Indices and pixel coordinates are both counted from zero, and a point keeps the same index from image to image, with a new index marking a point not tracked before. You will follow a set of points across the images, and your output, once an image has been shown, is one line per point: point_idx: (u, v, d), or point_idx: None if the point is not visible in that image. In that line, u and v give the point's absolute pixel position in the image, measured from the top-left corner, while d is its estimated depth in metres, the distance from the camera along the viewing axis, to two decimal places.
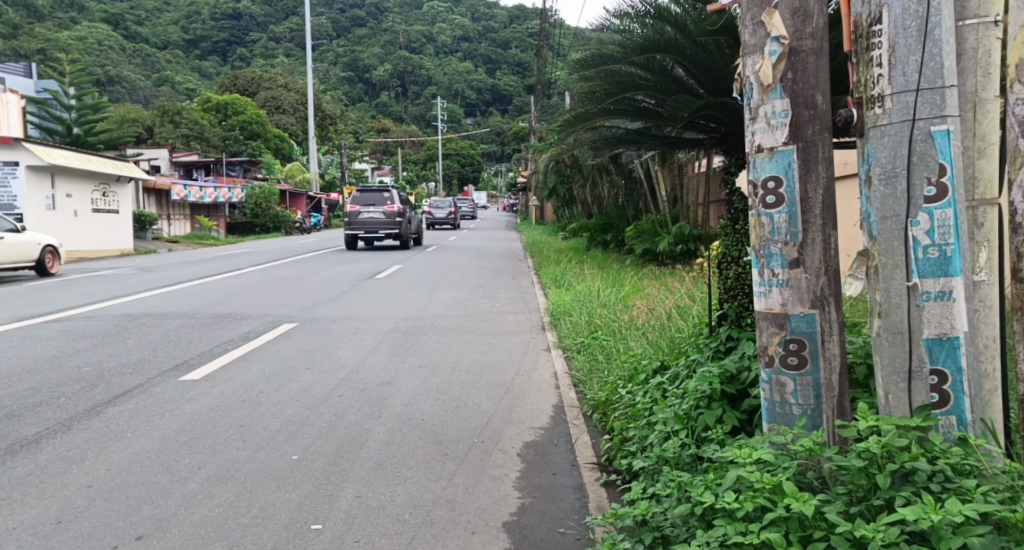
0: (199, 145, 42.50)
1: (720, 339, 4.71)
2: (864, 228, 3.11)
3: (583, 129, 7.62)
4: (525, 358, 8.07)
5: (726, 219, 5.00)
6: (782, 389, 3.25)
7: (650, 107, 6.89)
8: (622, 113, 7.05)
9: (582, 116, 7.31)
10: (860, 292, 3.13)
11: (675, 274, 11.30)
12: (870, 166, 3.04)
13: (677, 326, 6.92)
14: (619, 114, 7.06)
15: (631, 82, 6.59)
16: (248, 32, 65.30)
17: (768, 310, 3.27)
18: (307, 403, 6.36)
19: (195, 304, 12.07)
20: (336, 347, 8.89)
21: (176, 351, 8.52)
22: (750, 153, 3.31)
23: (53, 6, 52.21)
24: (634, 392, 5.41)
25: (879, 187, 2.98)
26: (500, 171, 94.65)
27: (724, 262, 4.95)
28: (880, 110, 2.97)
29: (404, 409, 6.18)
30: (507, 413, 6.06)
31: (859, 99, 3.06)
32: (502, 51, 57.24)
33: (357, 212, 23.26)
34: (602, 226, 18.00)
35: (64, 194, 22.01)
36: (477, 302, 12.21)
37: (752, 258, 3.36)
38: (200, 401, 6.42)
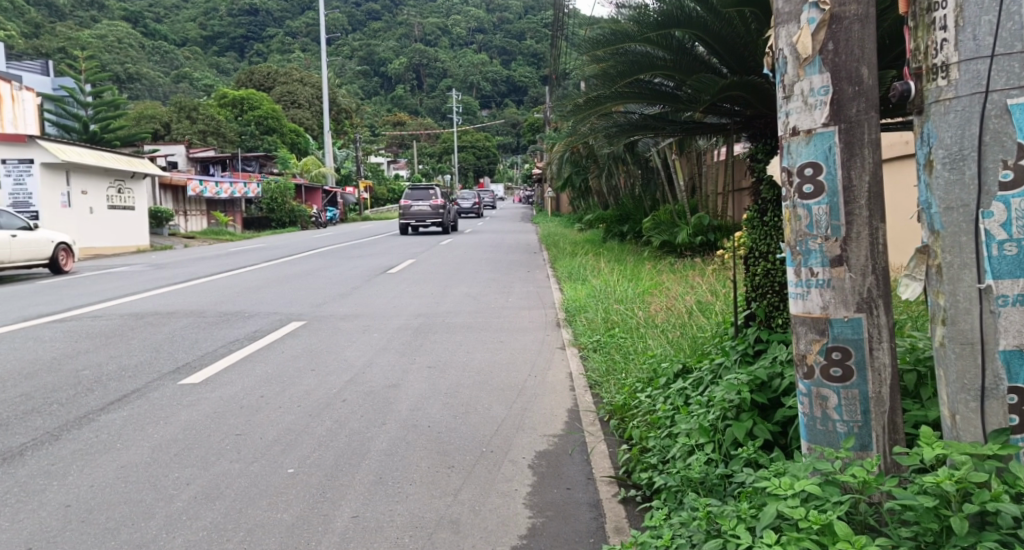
0: (216, 141, 42.30)
1: (748, 342, 4.32)
2: (923, 220, 2.75)
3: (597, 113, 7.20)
4: (539, 358, 7.71)
5: (753, 210, 4.60)
6: (824, 403, 2.87)
7: (670, 88, 6.46)
8: (640, 95, 6.62)
9: (596, 101, 6.91)
10: (918, 293, 2.77)
11: (695, 268, 10.89)
12: (932, 148, 2.67)
13: (699, 323, 6.53)
14: (637, 97, 6.64)
15: (649, 61, 6.13)
16: (265, 27, 65.05)
17: (806, 314, 2.89)
18: (309, 409, 6.04)
19: (204, 302, 11.77)
20: (344, 346, 8.57)
21: (179, 352, 8.21)
22: (785, 136, 2.91)
23: (72, 4, 52.21)
24: (654, 397, 5.04)
25: (943, 171, 2.63)
26: (516, 163, 94.11)
27: (752, 257, 4.56)
28: (944, 81, 2.61)
29: (409, 415, 5.85)
30: (519, 418, 5.72)
31: (919, 69, 2.70)
32: (518, 42, 56.86)
33: (408, 205, 26.52)
34: (619, 217, 17.60)
35: (80, 191, 21.84)
36: (490, 297, 11.86)
37: (786, 255, 2.97)
38: (198, 406, 6.10)
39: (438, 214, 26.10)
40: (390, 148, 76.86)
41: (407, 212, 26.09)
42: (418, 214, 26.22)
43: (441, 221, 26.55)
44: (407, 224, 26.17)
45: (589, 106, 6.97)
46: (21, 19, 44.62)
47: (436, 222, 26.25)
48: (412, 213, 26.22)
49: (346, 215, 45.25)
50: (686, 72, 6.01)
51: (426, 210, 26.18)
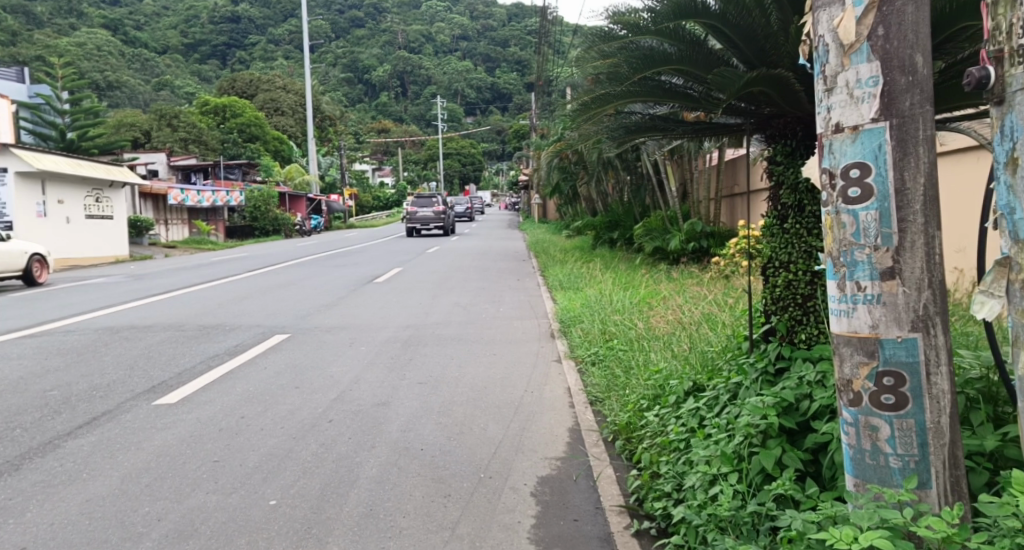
0: (197, 149, 41.73)
1: (769, 361, 4.00)
2: (1002, 229, 2.51)
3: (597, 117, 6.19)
4: (534, 372, 7.35)
5: (772, 217, 4.30)
6: (875, 434, 2.53)
7: (679, 88, 5.48)
8: (644, 95, 5.62)
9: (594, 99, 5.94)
10: (999, 312, 2.51)
11: (691, 276, 10.64)
12: (1013, 143, 2.42)
13: (706, 336, 6.23)
14: (641, 96, 5.63)
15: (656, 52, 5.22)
16: (247, 35, 64.47)
17: (852, 333, 2.56)
18: (293, 431, 5.67)
19: (184, 315, 11.35)
20: (330, 361, 8.20)
21: (155, 370, 7.80)
22: (825, 134, 2.59)
23: (50, 12, 51.52)
24: (664, 418, 4.74)
25: None
26: (501, 170, 93.71)
27: (772, 267, 4.26)
28: None
29: (400, 438, 5.50)
30: (517, 440, 5.38)
31: (998, 53, 2.46)
32: (501, 49, 56.38)
33: (414, 211, 30.01)
34: (608, 224, 17.30)
35: (55, 200, 21.33)
36: (480, 307, 11.52)
37: (827, 267, 2.65)
38: (172, 429, 5.72)
39: (440, 218, 29.55)
40: (375, 155, 76.43)
41: (413, 217, 29.56)
42: (423, 219, 29.73)
43: (443, 225, 30.01)
44: (412, 228, 29.56)
45: (590, 107, 6.01)
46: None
47: (438, 226, 29.69)
48: (418, 217, 29.71)
49: (330, 223, 44.75)
50: (704, 69, 5.13)
51: (429, 215, 29.65)
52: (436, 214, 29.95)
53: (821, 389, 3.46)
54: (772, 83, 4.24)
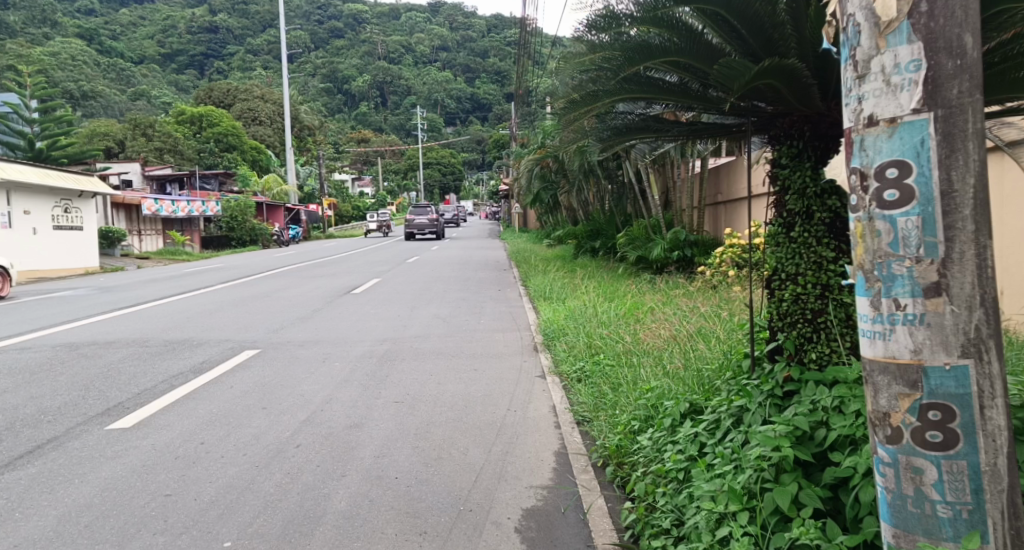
0: (173, 159, 41.01)
1: (775, 383, 3.65)
2: None
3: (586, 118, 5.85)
4: (517, 389, 6.97)
5: (777, 225, 3.99)
6: (918, 478, 2.18)
7: (673, 83, 5.15)
8: (636, 90, 5.28)
9: (579, 102, 5.58)
10: None
11: (678, 286, 10.35)
12: None
13: (701, 351, 5.89)
14: (632, 91, 5.29)
15: (645, 44, 4.85)
16: (225, 44, 63.72)
17: (890, 359, 2.20)
18: (256, 459, 5.33)
19: (150, 329, 10.91)
20: (302, 378, 7.78)
21: (113, 389, 7.40)
22: (855, 128, 2.26)
23: (25, 21, 50.80)
24: (660, 444, 4.38)
25: None
26: (482, 179, 93.48)
27: (777, 279, 3.93)
28: None
29: (374, 465, 5.15)
30: (498, 466, 5.04)
31: None
32: (480, 59, 55.93)
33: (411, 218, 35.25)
34: (591, 233, 16.98)
35: (22, 210, 20.72)
36: (460, 319, 11.15)
37: (857, 280, 2.30)
38: (123, 459, 5.42)
39: (434, 225, 34.58)
40: (355, 165, 75.89)
41: (411, 224, 34.76)
42: (420, 225, 35.14)
43: (437, 230, 35.23)
44: (410, 233, 34.71)
45: (581, 103, 5.55)
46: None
47: (432, 231, 34.84)
48: (415, 224, 35.06)
49: (309, 232, 44.20)
50: (706, 61, 4.71)
51: (425, 222, 34.92)
52: (430, 222, 35.26)
53: (840, 416, 3.12)
54: (784, 77, 3.92)
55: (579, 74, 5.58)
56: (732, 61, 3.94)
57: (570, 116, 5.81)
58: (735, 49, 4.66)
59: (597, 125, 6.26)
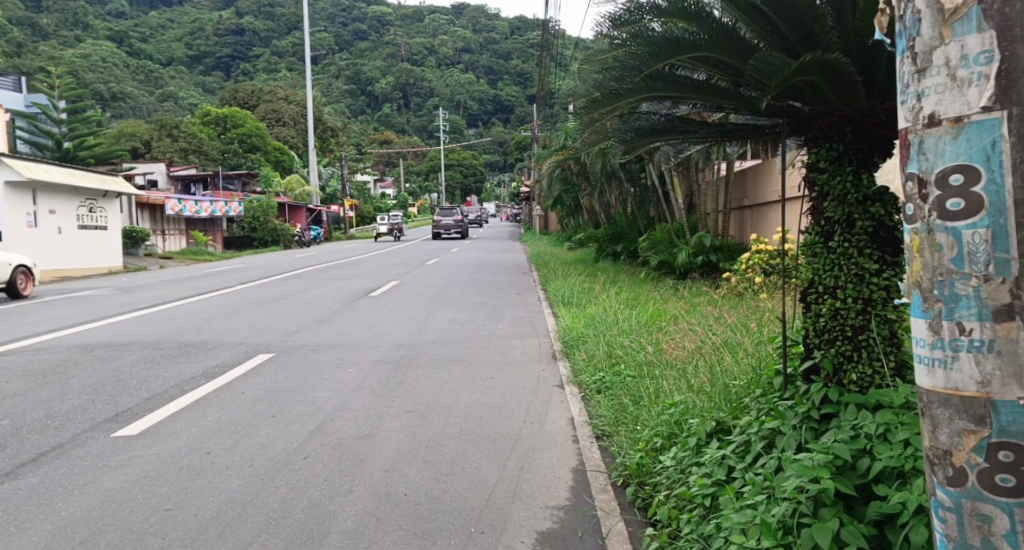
0: (198, 159, 41.16)
1: (811, 405, 3.40)
2: None
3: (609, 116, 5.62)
4: (534, 399, 6.73)
5: (813, 234, 3.75)
6: (986, 527, 1.92)
7: (701, 82, 4.87)
8: (662, 87, 5.02)
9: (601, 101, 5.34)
10: None
11: (702, 293, 10.07)
12: None
13: (727, 365, 5.62)
14: (658, 87, 5.04)
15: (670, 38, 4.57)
16: (252, 47, 63.92)
17: (952, 390, 1.94)
18: (262, 471, 5.15)
19: (166, 331, 10.77)
20: (314, 385, 7.57)
21: (124, 393, 7.25)
22: (913, 128, 2.02)
23: (57, 25, 51.47)
24: (684, 466, 4.15)
25: None
26: (503, 182, 93.57)
27: (812, 292, 3.70)
28: None
29: (383, 480, 4.93)
30: (513, 483, 4.82)
31: None
32: (503, 62, 55.51)
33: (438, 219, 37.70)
34: (612, 236, 16.68)
35: (47, 210, 20.77)
36: (478, 324, 10.94)
37: (914, 298, 2.05)
38: (126, 470, 5.24)
39: (460, 225, 36.98)
40: (377, 166, 76.19)
41: (440, 225, 37.16)
42: (447, 226, 37.62)
43: (462, 230, 37.66)
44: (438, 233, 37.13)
45: (603, 103, 5.30)
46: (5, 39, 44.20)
47: (458, 231, 37.32)
48: (442, 224, 37.52)
49: (330, 233, 44.23)
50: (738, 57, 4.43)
51: (452, 223, 37.43)
52: (456, 222, 37.79)
53: (885, 444, 2.87)
54: (824, 74, 3.66)
55: (602, 71, 5.32)
56: (770, 56, 3.75)
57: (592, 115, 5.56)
58: (770, 44, 4.36)
59: (620, 124, 6.02)
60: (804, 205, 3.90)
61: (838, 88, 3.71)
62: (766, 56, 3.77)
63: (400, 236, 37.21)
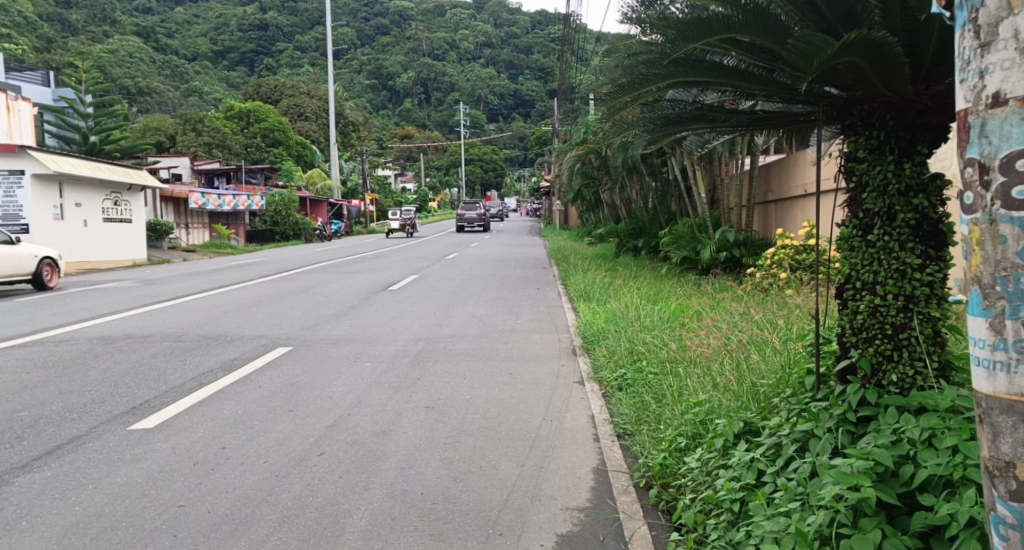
0: (221, 153, 41.31)
1: (848, 407, 3.26)
2: None
3: (635, 104, 5.42)
4: (553, 396, 6.58)
5: (850, 227, 3.60)
6: None
7: (733, 66, 4.66)
8: (692, 71, 4.81)
9: (628, 87, 5.12)
10: None
11: (725, 288, 9.86)
12: None
13: (753, 362, 5.45)
14: (687, 72, 4.83)
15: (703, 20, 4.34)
16: (275, 42, 64.08)
17: (1016, 397, 1.81)
18: (277, 467, 5.04)
19: (186, 323, 10.73)
20: (332, 379, 7.47)
21: (142, 386, 7.17)
22: (975, 109, 1.87)
23: (86, 21, 51.97)
24: (710, 469, 3.98)
25: None
26: (524, 177, 93.48)
27: (848, 288, 3.56)
28: None
29: (399, 478, 4.81)
30: (532, 483, 4.69)
31: None
32: (524, 57, 55.22)
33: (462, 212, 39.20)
34: (633, 231, 16.47)
35: (73, 203, 20.86)
36: (497, 318, 10.80)
37: (973, 296, 1.90)
38: (140, 463, 5.13)
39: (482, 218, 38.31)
40: (398, 161, 76.32)
41: (463, 218, 38.57)
42: (469, 219, 39.10)
43: (484, 224, 39.10)
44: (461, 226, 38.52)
45: (629, 89, 5.10)
46: (34, 34, 44.60)
47: (480, 225, 38.76)
48: (465, 218, 38.96)
49: (351, 228, 44.32)
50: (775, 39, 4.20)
51: (474, 217, 38.90)
52: (479, 216, 39.27)
53: (932, 450, 2.75)
54: (867, 54, 3.48)
55: (629, 56, 5.10)
56: (811, 35, 3.54)
57: (616, 102, 5.34)
58: (806, 25, 4.16)
59: (646, 112, 5.84)
60: (839, 196, 3.75)
61: (882, 69, 3.51)
62: (804, 35, 3.60)
63: (413, 233, 34.96)
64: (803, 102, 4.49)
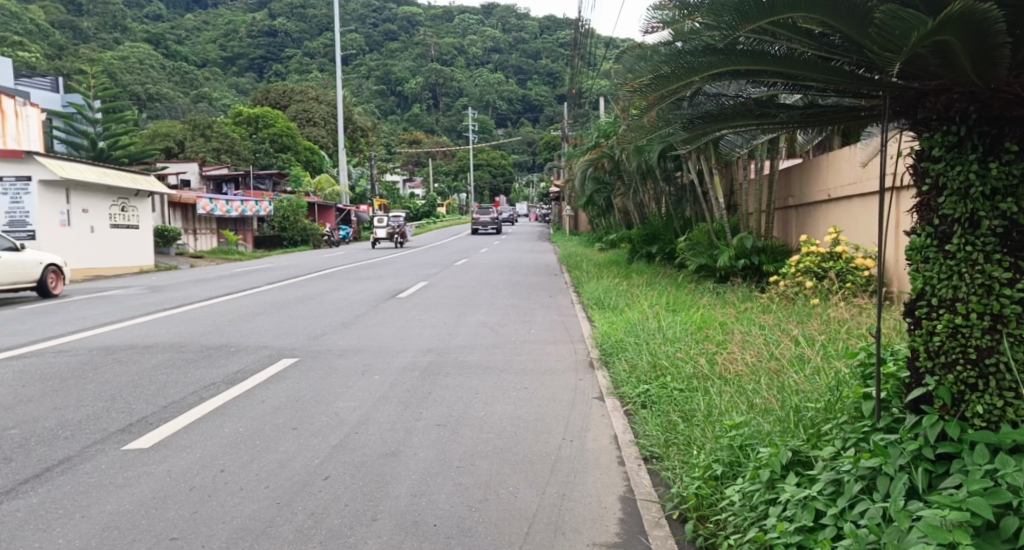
0: (230, 159, 41.07)
1: (924, 442, 3.13)
2: None
3: (679, 93, 4.96)
4: (572, 413, 6.17)
5: (924, 235, 3.38)
6: None
7: (789, 53, 4.18)
8: (744, 59, 4.35)
9: (673, 77, 4.65)
10: None
11: (748, 299, 9.47)
12: None
13: (793, 383, 5.09)
14: (739, 59, 4.36)
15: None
16: (285, 48, 63.99)
17: None
18: (280, 492, 4.65)
19: (190, 333, 10.38)
20: (339, 394, 7.07)
21: (141, 401, 6.79)
22: None
23: (97, 28, 52.06)
24: (755, 503, 3.59)
25: None
26: (533, 181, 93.38)
27: (927, 308, 3.33)
28: None
29: (409, 506, 4.42)
30: (554, 513, 4.30)
31: None
32: (532, 62, 54.85)
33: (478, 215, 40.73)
34: (647, 237, 16.02)
35: (80, 209, 20.57)
36: (509, 328, 10.41)
37: None
38: (132, 489, 4.70)
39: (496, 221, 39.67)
40: (407, 166, 76.21)
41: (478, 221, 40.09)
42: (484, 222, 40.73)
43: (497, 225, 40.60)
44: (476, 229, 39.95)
45: (675, 77, 4.63)
46: (44, 41, 44.63)
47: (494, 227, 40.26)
48: (480, 221, 40.49)
49: (360, 233, 44.12)
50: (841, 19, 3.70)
51: (489, 221, 40.57)
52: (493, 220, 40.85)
53: None
54: (964, 34, 3.14)
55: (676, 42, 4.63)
56: (901, 10, 3.17)
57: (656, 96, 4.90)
58: None
59: (687, 108, 5.43)
60: (912, 199, 3.50)
61: (975, 48, 3.19)
62: (894, 10, 3.20)
63: (402, 242, 30.98)
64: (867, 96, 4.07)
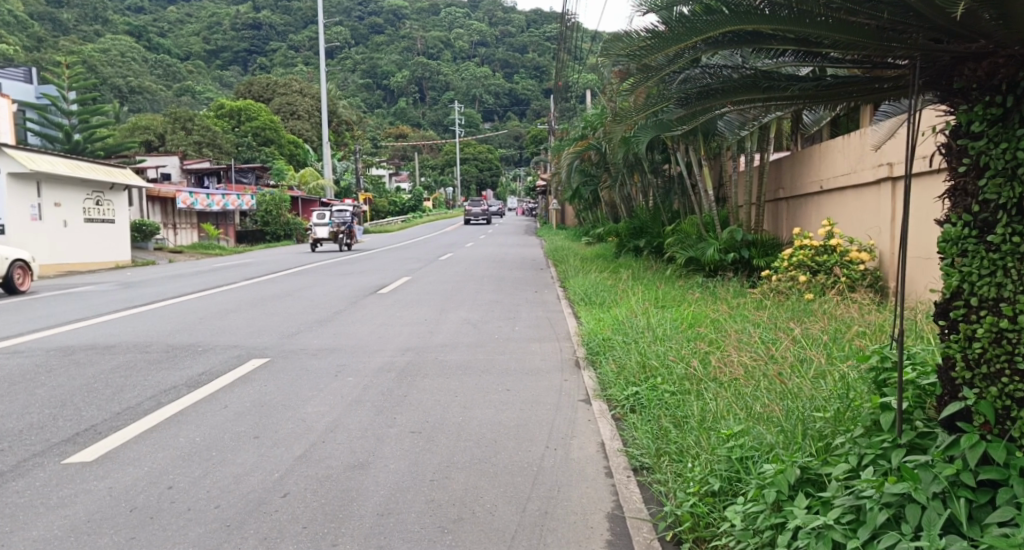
0: (212, 152, 40.24)
1: (962, 466, 2.81)
2: None
3: (675, 63, 4.55)
4: (557, 418, 5.76)
5: (964, 227, 3.02)
6: None
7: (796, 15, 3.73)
8: (748, 21, 3.92)
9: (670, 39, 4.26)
10: None
11: (737, 295, 9.08)
12: None
13: (794, 389, 4.70)
14: (742, 21, 3.94)
15: None
16: (269, 41, 63.13)
17: None
18: (233, 512, 4.21)
19: (156, 331, 9.89)
20: (308, 398, 6.62)
21: (93, 407, 6.31)
22: None
23: (77, 20, 51.08)
24: (761, 526, 3.18)
25: None
26: (519, 175, 93.14)
27: (968, 309, 2.96)
28: None
29: (378, 527, 4.01)
30: (535, 535, 3.87)
31: None
32: (519, 55, 54.28)
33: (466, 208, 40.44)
34: (634, 230, 15.67)
35: (52, 203, 19.93)
36: (492, 325, 10.03)
37: None
38: (65, 510, 4.24)
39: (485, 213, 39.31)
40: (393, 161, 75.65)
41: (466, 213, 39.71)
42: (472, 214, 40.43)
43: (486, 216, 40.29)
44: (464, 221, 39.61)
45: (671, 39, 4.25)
46: (22, 33, 43.73)
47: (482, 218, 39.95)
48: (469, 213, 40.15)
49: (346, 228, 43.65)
50: None
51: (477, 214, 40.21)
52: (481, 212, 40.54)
53: None
54: None
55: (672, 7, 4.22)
56: None
57: (652, 64, 4.52)
58: None
59: (678, 85, 4.97)
60: (949, 183, 3.15)
61: None
62: None
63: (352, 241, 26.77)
64: (896, 60, 3.61)
